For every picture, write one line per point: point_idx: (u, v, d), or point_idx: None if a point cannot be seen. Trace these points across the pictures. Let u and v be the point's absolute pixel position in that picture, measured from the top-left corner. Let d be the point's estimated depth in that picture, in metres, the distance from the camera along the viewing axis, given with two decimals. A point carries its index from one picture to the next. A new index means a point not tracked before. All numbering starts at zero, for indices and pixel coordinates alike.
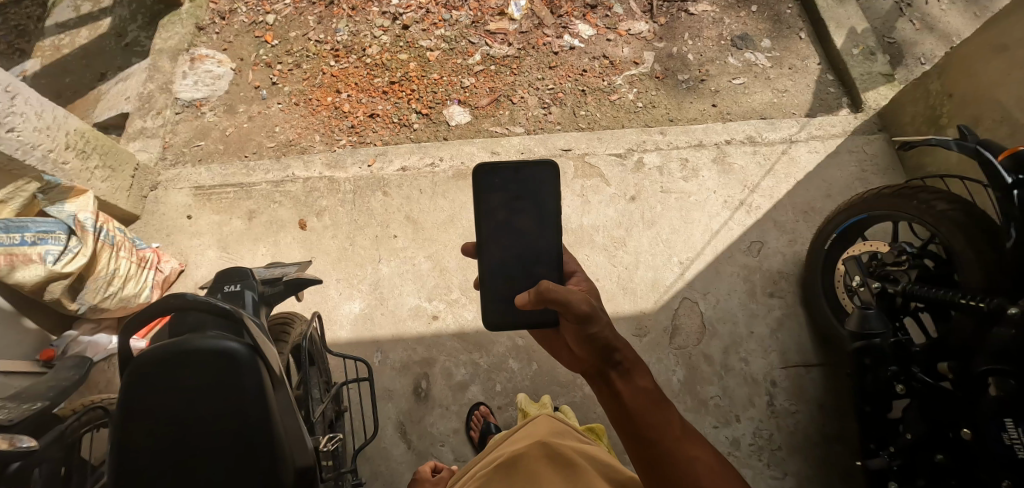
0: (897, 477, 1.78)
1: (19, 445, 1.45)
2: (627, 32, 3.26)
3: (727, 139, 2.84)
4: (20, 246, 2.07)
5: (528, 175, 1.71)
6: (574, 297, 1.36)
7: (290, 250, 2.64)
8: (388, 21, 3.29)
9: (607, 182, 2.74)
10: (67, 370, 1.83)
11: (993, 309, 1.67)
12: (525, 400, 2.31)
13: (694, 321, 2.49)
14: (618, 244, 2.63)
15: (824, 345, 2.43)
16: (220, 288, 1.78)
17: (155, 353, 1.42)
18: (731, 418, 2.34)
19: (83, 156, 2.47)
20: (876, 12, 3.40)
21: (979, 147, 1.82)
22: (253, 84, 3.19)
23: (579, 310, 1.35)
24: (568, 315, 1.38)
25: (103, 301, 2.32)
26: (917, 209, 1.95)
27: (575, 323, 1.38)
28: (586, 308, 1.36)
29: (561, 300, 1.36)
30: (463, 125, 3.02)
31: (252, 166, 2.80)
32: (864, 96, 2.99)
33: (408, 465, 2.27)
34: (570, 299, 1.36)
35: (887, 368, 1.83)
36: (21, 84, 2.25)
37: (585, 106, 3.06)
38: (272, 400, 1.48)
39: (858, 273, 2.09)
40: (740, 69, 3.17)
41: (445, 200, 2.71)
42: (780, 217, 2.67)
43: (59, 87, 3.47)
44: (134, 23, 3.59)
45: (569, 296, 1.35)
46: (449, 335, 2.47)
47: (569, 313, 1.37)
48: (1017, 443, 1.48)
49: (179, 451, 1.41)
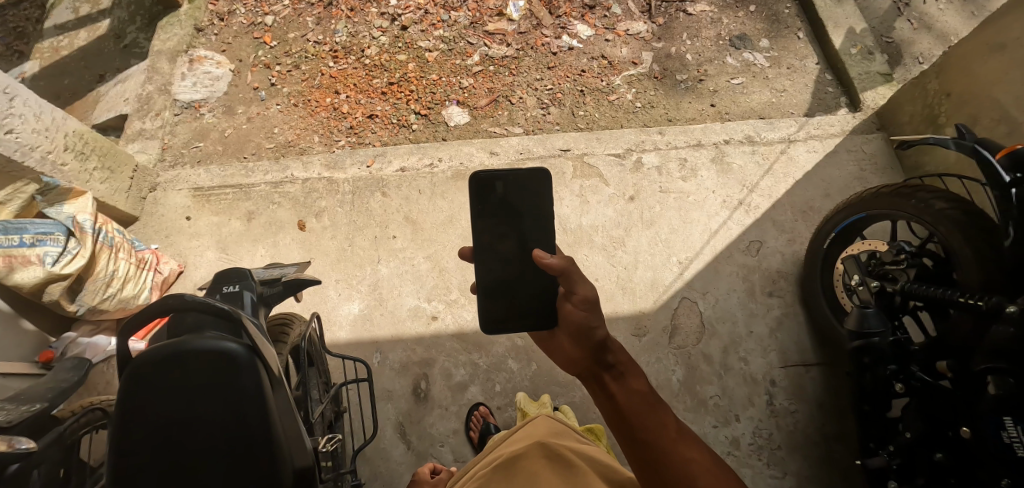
0: (896, 477, 1.79)
1: (18, 447, 1.44)
2: (625, 32, 3.27)
3: (726, 139, 2.84)
4: (19, 248, 2.07)
5: (523, 179, 1.69)
6: (587, 281, 1.46)
7: (290, 251, 2.64)
8: (387, 22, 3.30)
9: (606, 182, 2.74)
10: (65, 372, 1.83)
11: (991, 308, 1.68)
12: (524, 400, 2.30)
13: (693, 321, 2.49)
14: (617, 245, 2.63)
15: (822, 344, 2.44)
16: (219, 289, 1.77)
17: (155, 353, 1.42)
18: (731, 418, 2.34)
19: (82, 157, 2.47)
20: (874, 12, 3.40)
21: (977, 146, 1.82)
22: (252, 85, 3.19)
23: (584, 293, 1.45)
24: (574, 300, 1.47)
25: (102, 302, 2.32)
26: (916, 208, 1.95)
27: (580, 312, 1.46)
28: (594, 294, 1.45)
29: (574, 281, 1.45)
30: (462, 125, 3.02)
31: (251, 167, 2.80)
32: (862, 96, 3.00)
33: (408, 466, 2.26)
34: (582, 283, 1.46)
35: (887, 367, 1.84)
36: (20, 86, 2.25)
37: (584, 107, 3.06)
38: (271, 401, 1.48)
39: (857, 272, 2.08)
40: (738, 69, 3.18)
41: (445, 201, 2.71)
42: (779, 217, 2.67)
43: (58, 89, 3.47)
44: (133, 24, 3.60)
45: (582, 280, 1.45)
46: (449, 335, 2.47)
47: (575, 297, 1.46)
48: (1016, 441, 1.48)
49: (178, 450, 1.41)
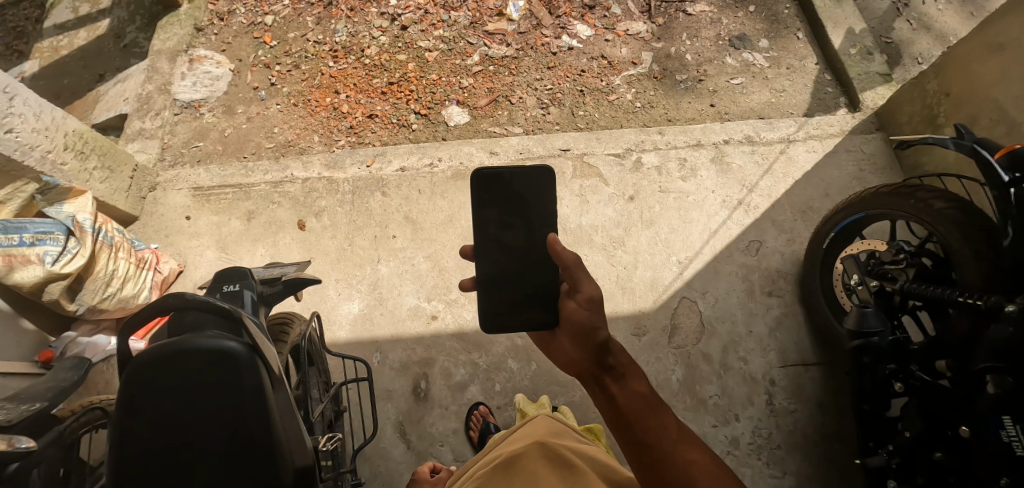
0: (896, 476, 1.79)
1: (18, 446, 1.44)
2: (625, 32, 3.27)
3: (726, 139, 2.84)
4: (19, 247, 2.07)
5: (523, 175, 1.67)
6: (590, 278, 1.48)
7: (290, 250, 2.64)
8: (387, 22, 3.30)
9: (606, 181, 2.75)
10: (65, 371, 1.82)
11: (990, 307, 1.69)
12: (523, 400, 2.30)
13: (693, 321, 2.49)
14: (617, 244, 2.64)
15: (822, 343, 2.44)
16: (219, 288, 1.77)
17: (155, 352, 1.42)
18: (730, 418, 2.34)
19: (82, 157, 2.47)
20: (874, 12, 3.40)
21: (976, 146, 1.83)
22: (252, 84, 3.19)
23: (587, 292, 1.46)
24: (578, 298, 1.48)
25: (102, 302, 2.32)
26: (915, 208, 1.95)
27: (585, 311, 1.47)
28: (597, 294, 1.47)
29: (579, 280, 1.47)
30: (461, 125, 3.02)
31: (251, 167, 2.80)
32: (862, 96, 3.00)
33: (408, 465, 2.26)
34: (586, 280, 1.48)
35: (886, 366, 1.85)
36: (20, 85, 2.25)
37: (584, 106, 3.07)
38: (271, 401, 1.48)
39: (856, 271, 2.10)
40: (738, 69, 3.18)
41: (444, 201, 2.71)
42: (779, 216, 2.68)
43: (58, 89, 3.47)
44: (133, 24, 3.59)
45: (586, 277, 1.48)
46: (448, 335, 2.47)
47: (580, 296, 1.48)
48: (1015, 441, 1.47)
49: (178, 449, 1.40)
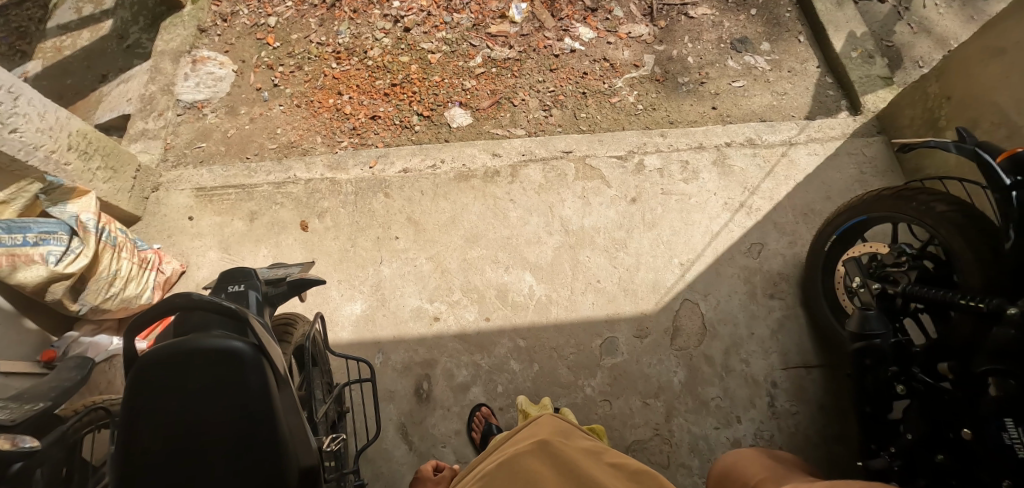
0: (897, 477, 1.80)
1: (21, 445, 1.46)
2: (627, 35, 3.29)
3: (727, 142, 2.86)
4: (22, 247, 2.07)
5: None
6: None
7: (292, 251, 2.64)
8: (390, 24, 3.32)
9: (608, 183, 2.76)
10: (68, 371, 1.82)
11: (992, 309, 1.68)
12: (524, 401, 2.28)
13: (695, 322, 2.50)
14: (619, 246, 2.64)
15: (823, 345, 2.45)
16: (224, 288, 1.78)
17: (161, 351, 1.42)
18: (732, 419, 2.34)
19: (85, 157, 2.48)
20: (874, 17, 3.43)
21: (978, 150, 1.84)
22: (254, 86, 3.19)
23: None
24: None
25: (104, 302, 2.32)
26: (916, 211, 1.96)
27: None
28: None
29: None
30: (464, 127, 3.03)
31: (253, 168, 2.82)
32: (863, 99, 3.01)
33: (410, 466, 2.26)
34: None
35: (887, 368, 1.85)
36: (25, 85, 2.25)
37: (586, 109, 3.07)
38: (276, 399, 1.49)
39: (858, 274, 2.09)
40: (740, 72, 3.19)
41: (447, 202, 2.73)
42: (780, 218, 2.68)
43: (60, 89, 3.47)
44: (135, 25, 3.60)
45: None
46: (450, 336, 2.47)
47: None
48: (1017, 443, 1.49)
49: (183, 449, 1.40)
